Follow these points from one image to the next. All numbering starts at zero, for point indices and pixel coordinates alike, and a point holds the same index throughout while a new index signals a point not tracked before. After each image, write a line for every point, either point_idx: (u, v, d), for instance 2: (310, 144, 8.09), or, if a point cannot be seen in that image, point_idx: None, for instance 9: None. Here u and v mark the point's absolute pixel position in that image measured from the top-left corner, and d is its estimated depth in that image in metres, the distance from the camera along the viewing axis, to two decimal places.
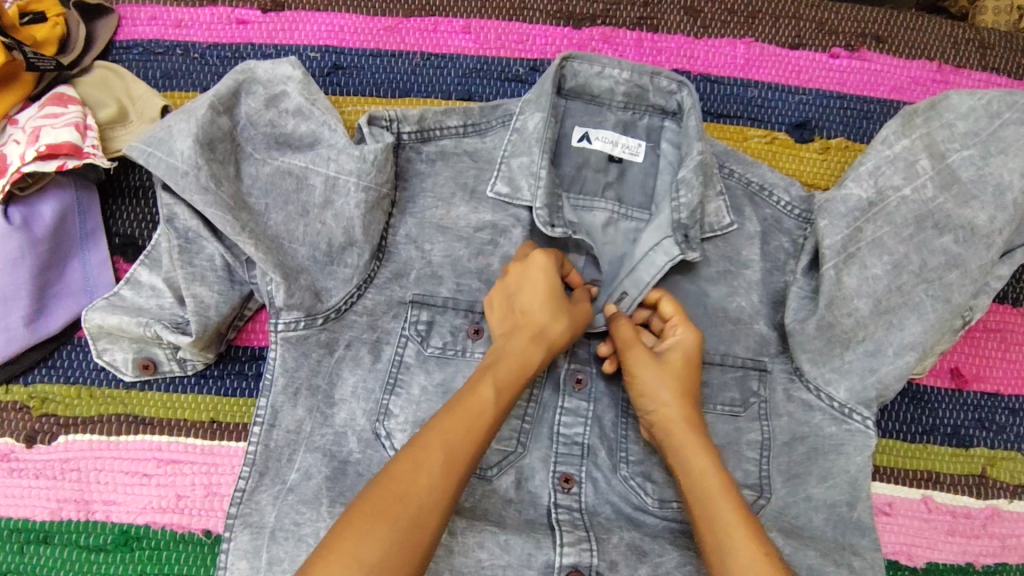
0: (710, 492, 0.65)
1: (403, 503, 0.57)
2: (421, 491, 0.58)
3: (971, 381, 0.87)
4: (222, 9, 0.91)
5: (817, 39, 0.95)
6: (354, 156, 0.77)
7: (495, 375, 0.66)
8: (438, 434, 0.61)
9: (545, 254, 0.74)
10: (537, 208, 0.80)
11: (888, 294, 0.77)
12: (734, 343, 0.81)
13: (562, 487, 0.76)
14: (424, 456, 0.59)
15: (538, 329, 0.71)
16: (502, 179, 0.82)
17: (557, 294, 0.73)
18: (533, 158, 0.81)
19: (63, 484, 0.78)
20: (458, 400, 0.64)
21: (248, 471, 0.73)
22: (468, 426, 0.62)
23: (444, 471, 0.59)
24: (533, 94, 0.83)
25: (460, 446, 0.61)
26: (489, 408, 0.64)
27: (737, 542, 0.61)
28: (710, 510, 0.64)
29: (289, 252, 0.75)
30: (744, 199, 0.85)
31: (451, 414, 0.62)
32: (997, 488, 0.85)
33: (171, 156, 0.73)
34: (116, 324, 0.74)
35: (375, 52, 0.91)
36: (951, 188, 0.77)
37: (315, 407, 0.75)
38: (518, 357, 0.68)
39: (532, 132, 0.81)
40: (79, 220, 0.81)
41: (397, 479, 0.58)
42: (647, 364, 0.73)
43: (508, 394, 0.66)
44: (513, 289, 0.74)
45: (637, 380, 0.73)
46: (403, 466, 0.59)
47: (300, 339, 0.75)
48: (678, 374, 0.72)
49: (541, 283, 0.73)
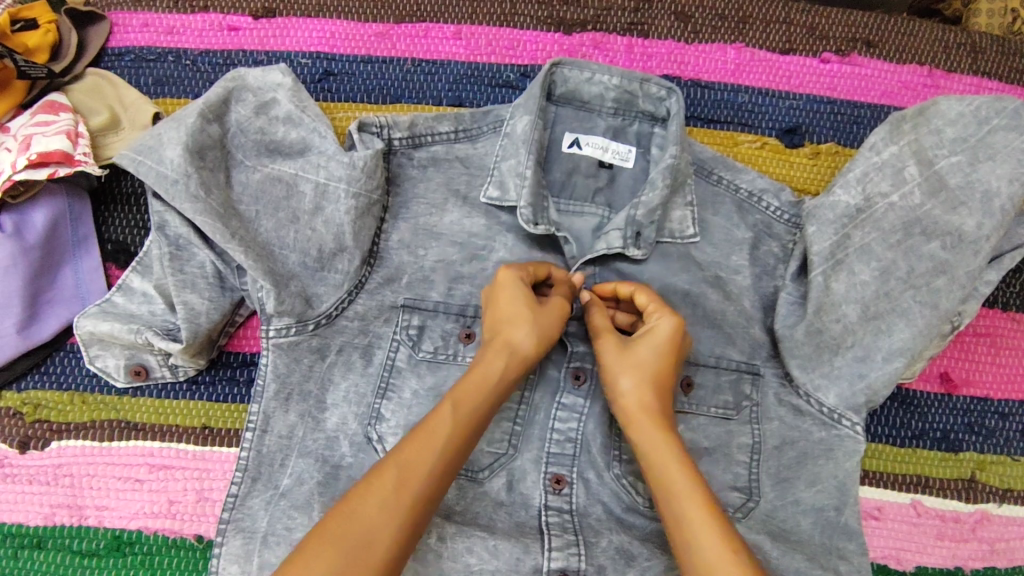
0: (678, 487, 0.64)
1: (350, 533, 0.58)
2: (368, 522, 0.58)
3: (961, 385, 0.87)
4: (214, 16, 0.91)
5: (807, 44, 0.95)
6: (344, 162, 0.77)
7: (460, 400, 0.66)
8: (396, 463, 0.62)
9: (509, 267, 0.75)
10: (521, 207, 0.80)
11: (877, 300, 0.78)
12: (729, 345, 0.82)
13: (553, 488, 0.77)
14: (381, 484, 0.60)
15: (509, 354, 0.70)
16: (493, 183, 0.82)
17: (519, 309, 0.72)
18: (519, 160, 0.81)
19: (56, 489, 0.79)
20: (416, 432, 0.64)
21: (240, 477, 0.74)
22: (425, 458, 0.62)
23: (396, 500, 0.60)
24: (523, 100, 0.83)
25: (416, 475, 0.61)
26: (449, 436, 0.64)
27: (705, 539, 0.61)
28: (678, 505, 0.64)
29: (280, 259, 0.76)
30: (734, 204, 0.85)
31: (407, 445, 0.63)
32: (986, 492, 0.86)
33: (160, 164, 0.73)
34: (107, 331, 0.75)
35: (366, 58, 0.91)
36: (938, 194, 0.78)
37: (306, 413, 0.76)
38: (479, 381, 0.68)
39: (520, 135, 0.82)
40: (70, 227, 0.81)
41: (353, 507, 0.59)
42: (612, 350, 0.73)
43: (471, 420, 0.66)
44: (495, 305, 0.74)
45: (604, 364, 0.73)
46: (357, 495, 0.60)
47: (291, 345, 0.76)
48: (650, 360, 0.71)
49: (507, 299, 0.73)
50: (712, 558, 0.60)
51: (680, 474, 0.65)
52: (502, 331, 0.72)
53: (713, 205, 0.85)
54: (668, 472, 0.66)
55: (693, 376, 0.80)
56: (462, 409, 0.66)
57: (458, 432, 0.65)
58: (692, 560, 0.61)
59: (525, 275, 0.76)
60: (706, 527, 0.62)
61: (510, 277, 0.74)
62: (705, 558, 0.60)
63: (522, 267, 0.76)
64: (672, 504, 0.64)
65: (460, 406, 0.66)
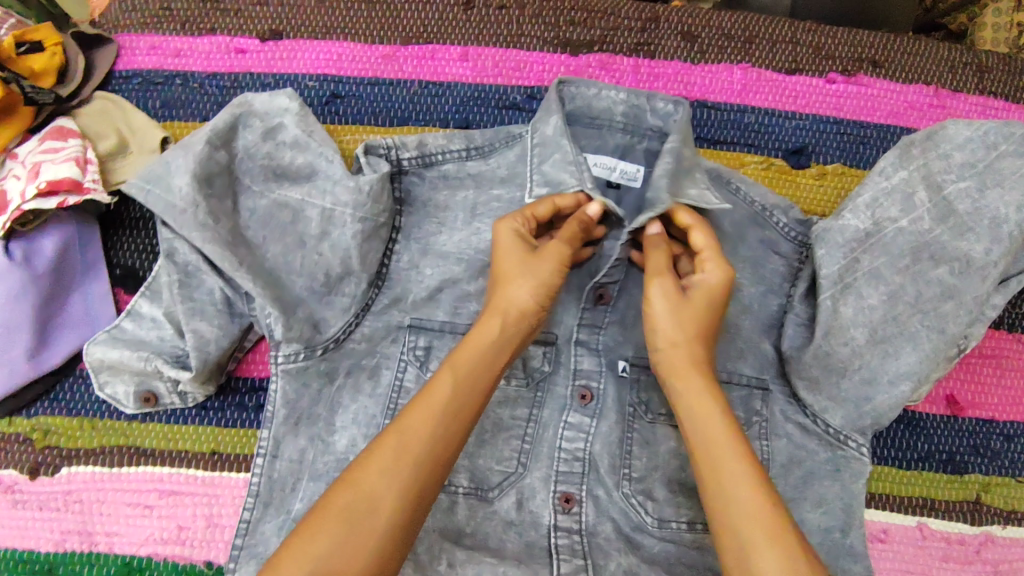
0: (715, 442, 0.64)
1: (352, 499, 0.59)
2: (369, 486, 0.59)
3: (966, 408, 0.87)
4: (221, 38, 0.91)
5: (813, 64, 0.95)
6: (350, 187, 0.77)
7: (457, 365, 0.66)
8: (395, 429, 0.62)
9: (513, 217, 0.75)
10: (588, 189, 0.76)
11: (884, 323, 0.78)
12: (741, 359, 0.82)
13: (563, 506, 0.77)
14: (381, 452, 0.61)
15: (511, 308, 0.70)
16: (539, 185, 0.78)
17: (518, 259, 0.72)
18: (563, 151, 0.78)
19: (66, 516, 0.79)
20: (418, 395, 0.65)
21: (252, 502, 0.75)
22: (425, 420, 0.63)
23: (395, 465, 0.60)
24: (541, 108, 0.82)
25: (414, 438, 0.62)
26: (447, 397, 0.64)
27: (739, 491, 0.61)
28: (715, 457, 0.64)
29: (287, 284, 0.76)
30: (740, 223, 0.85)
31: (409, 409, 0.64)
32: (991, 514, 0.86)
33: (169, 193, 0.73)
34: (117, 358, 0.76)
35: (373, 80, 0.91)
36: (947, 220, 0.78)
37: (316, 436, 0.77)
38: (481, 341, 0.68)
39: (552, 133, 0.79)
40: (79, 253, 0.80)
41: (355, 475, 0.60)
42: (665, 296, 0.72)
43: (473, 381, 0.66)
44: (497, 260, 0.74)
45: (656, 309, 0.72)
46: (359, 463, 0.61)
47: (300, 371, 0.76)
48: (702, 309, 0.71)
49: (510, 248, 0.73)
50: (743, 510, 0.60)
51: (715, 429, 0.65)
52: (501, 287, 0.72)
53: (721, 220, 0.85)
54: (703, 427, 0.66)
55: None
56: (463, 370, 0.66)
57: (457, 393, 0.65)
58: (721, 509, 0.61)
59: (523, 225, 0.75)
60: (742, 481, 0.62)
61: (507, 231, 0.74)
62: (736, 506, 0.61)
63: (526, 217, 0.76)
64: (708, 457, 0.64)
65: (458, 370, 0.66)
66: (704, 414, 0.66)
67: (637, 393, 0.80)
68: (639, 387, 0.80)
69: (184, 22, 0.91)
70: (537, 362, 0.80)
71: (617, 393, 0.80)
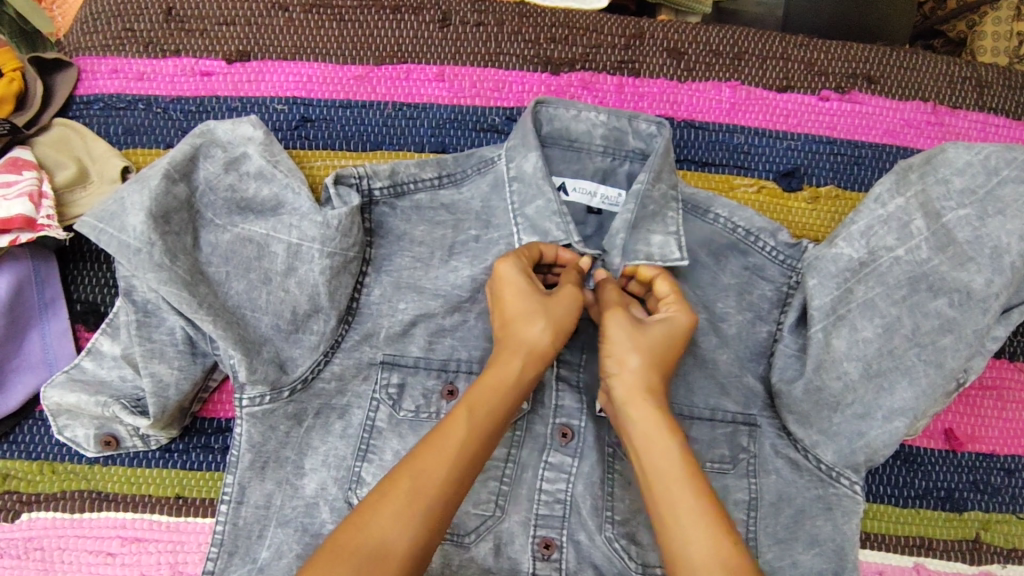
0: (666, 469, 0.60)
1: (363, 540, 0.54)
2: (381, 528, 0.55)
3: (965, 442, 0.84)
4: (186, 60, 0.87)
5: (805, 81, 0.91)
6: (318, 222, 0.74)
7: (475, 403, 0.62)
8: (409, 467, 0.58)
9: (515, 253, 0.72)
10: (575, 242, 0.76)
11: (879, 357, 0.73)
12: (724, 396, 0.77)
13: (542, 553, 0.74)
14: (393, 493, 0.56)
15: (527, 349, 0.67)
16: (524, 231, 0.78)
17: (529, 298, 0.69)
18: (546, 199, 0.76)
19: (27, 564, 0.77)
20: (432, 433, 0.61)
21: (216, 552, 0.71)
22: (440, 461, 0.58)
23: (410, 507, 0.56)
24: (518, 138, 0.78)
25: (429, 478, 0.57)
26: (465, 437, 0.60)
27: (699, 526, 0.57)
28: (671, 489, 0.59)
29: (252, 323, 0.73)
30: (726, 248, 0.80)
31: (422, 446, 0.59)
32: (991, 552, 0.82)
33: (123, 232, 0.69)
34: (74, 402, 0.73)
35: (344, 103, 0.87)
36: (946, 250, 0.73)
37: (284, 480, 0.73)
38: (500, 382, 0.64)
39: (533, 175, 0.77)
40: (36, 291, 0.78)
41: (366, 517, 0.55)
42: (623, 326, 0.69)
43: (490, 421, 0.62)
44: (501, 300, 0.70)
45: (615, 338, 0.68)
46: (369, 502, 0.56)
47: (266, 413, 0.73)
48: (660, 346, 0.68)
49: (520, 284, 0.70)
50: (696, 541, 0.56)
51: (668, 456, 0.61)
52: (514, 326, 0.68)
53: (707, 247, 0.81)
54: (657, 456, 0.62)
55: (688, 430, 0.75)
56: (479, 409, 0.62)
57: (474, 433, 0.61)
58: (680, 545, 0.57)
59: (524, 264, 0.72)
60: (699, 516, 0.57)
61: (510, 267, 0.70)
62: (694, 541, 0.56)
63: (523, 254, 0.72)
64: (665, 489, 0.60)
65: (475, 408, 0.62)
66: (659, 442, 0.62)
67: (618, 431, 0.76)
68: None
69: (148, 43, 0.87)
70: None
71: (598, 431, 0.76)
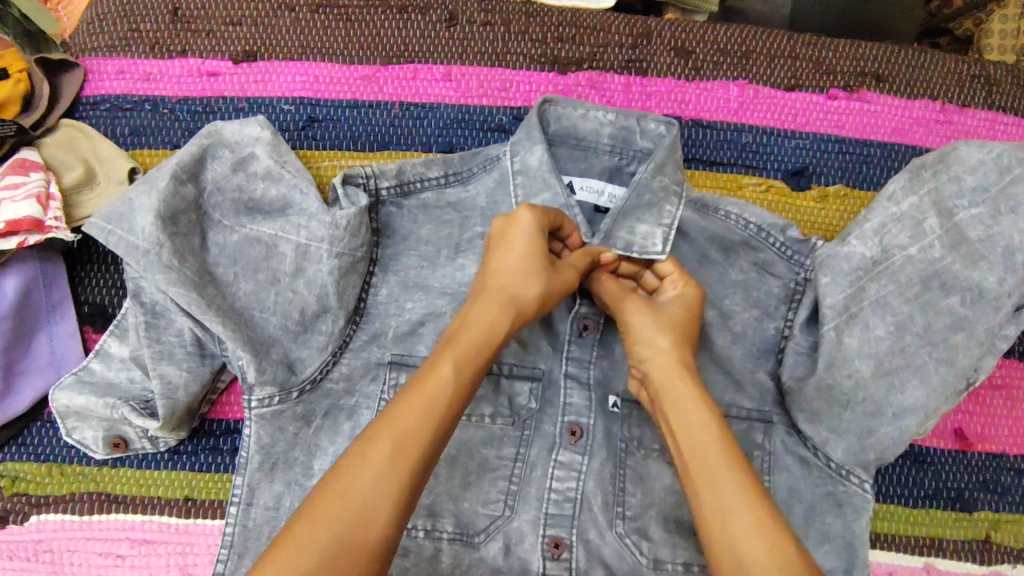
0: (704, 441, 0.60)
1: (347, 504, 0.51)
2: (365, 490, 0.52)
3: (975, 442, 0.83)
4: (192, 61, 0.87)
5: (815, 80, 0.91)
6: (326, 222, 0.73)
7: (461, 358, 0.60)
8: (393, 424, 0.55)
9: (532, 210, 0.69)
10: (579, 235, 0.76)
11: (891, 356, 0.72)
12: (739, 392, 0.77)
13: (552, 552, 0.73)
14: (377, 452, 0.54)
15: (517, 305, 0.65)
16: None
17: (538, 261, 0.67)
18: (553, 192, 0.75)
19: (36, 566, 0.77)
20: (414, 386, 0.58)
21: (226, 554, 0.71)
22: (423, 419, 0.56)
23: (396, 465, 0.53)
24: (523, 132, 0.78)
25: (415, 437, 0.55)
26: (449, 392, 0.58)
27: (737, 494, 0.57)
28: (710, 458, 0.59)
29: (259, 324, 0.72)
30: (735, 246, 0.80)
31: (406, 400, 0.57)
32: (1001, 553, 0.82)
33: (132, 233, 0.69)
34: (83, 404, 0.73)
35: (352, 103, 0.87)
36: (959, 248, 0.72)
37: (293, 481, 0.73)
38: (485, 336, 0.62)
39: (540, 168, 0.76)
40: (44, 293, 0.78)
41: (348, 476, 0.53)
42: (643, 312, 0.70)
43: (473, 378, 0.60)
44: (504, 251, 0.68)
45: (637, 323, 0.69)
46: (352, 462, 0.53)
47: (275, 414, 0.72)
48: (678, 320, 0.70)
49: (532, 247, 0.67)
50: (736, 511, 0.56)
51: (706, 429, 0.61)
52: (513, 283, 0.66)
53: (717, 245, 0.80)
54: (693, 429, 0.62)
55: None
56: (465, 365, 0.60)
57: (458, 388, 0.58)
58: (717, 514, 0.57)
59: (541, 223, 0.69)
60: (735, 483, 0.57)
61: (526, 222, 0.68)
62: (732, 509, 0.56)
63: (544, 213, 0.70)
64: (701, 461, 0.60)
65: (462, 362, 0.60)
66: (695, 415, 0.62)
67: (631, 428, 0.76)
68: (630, 422, 0.76)
69: (154, 44, 0.87)
70: (522, 399, 0.76)
71: (608, 428, 0.75)
